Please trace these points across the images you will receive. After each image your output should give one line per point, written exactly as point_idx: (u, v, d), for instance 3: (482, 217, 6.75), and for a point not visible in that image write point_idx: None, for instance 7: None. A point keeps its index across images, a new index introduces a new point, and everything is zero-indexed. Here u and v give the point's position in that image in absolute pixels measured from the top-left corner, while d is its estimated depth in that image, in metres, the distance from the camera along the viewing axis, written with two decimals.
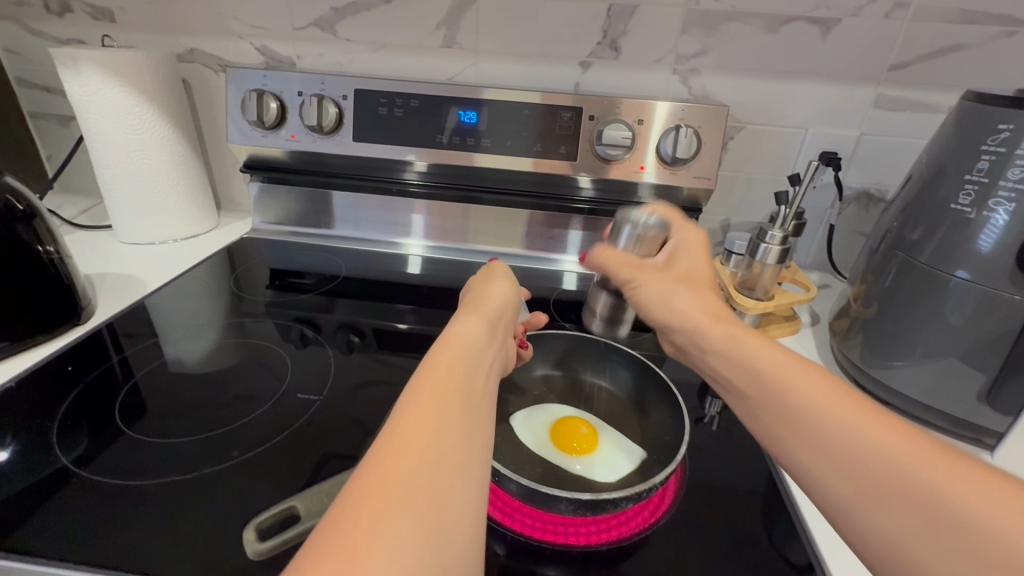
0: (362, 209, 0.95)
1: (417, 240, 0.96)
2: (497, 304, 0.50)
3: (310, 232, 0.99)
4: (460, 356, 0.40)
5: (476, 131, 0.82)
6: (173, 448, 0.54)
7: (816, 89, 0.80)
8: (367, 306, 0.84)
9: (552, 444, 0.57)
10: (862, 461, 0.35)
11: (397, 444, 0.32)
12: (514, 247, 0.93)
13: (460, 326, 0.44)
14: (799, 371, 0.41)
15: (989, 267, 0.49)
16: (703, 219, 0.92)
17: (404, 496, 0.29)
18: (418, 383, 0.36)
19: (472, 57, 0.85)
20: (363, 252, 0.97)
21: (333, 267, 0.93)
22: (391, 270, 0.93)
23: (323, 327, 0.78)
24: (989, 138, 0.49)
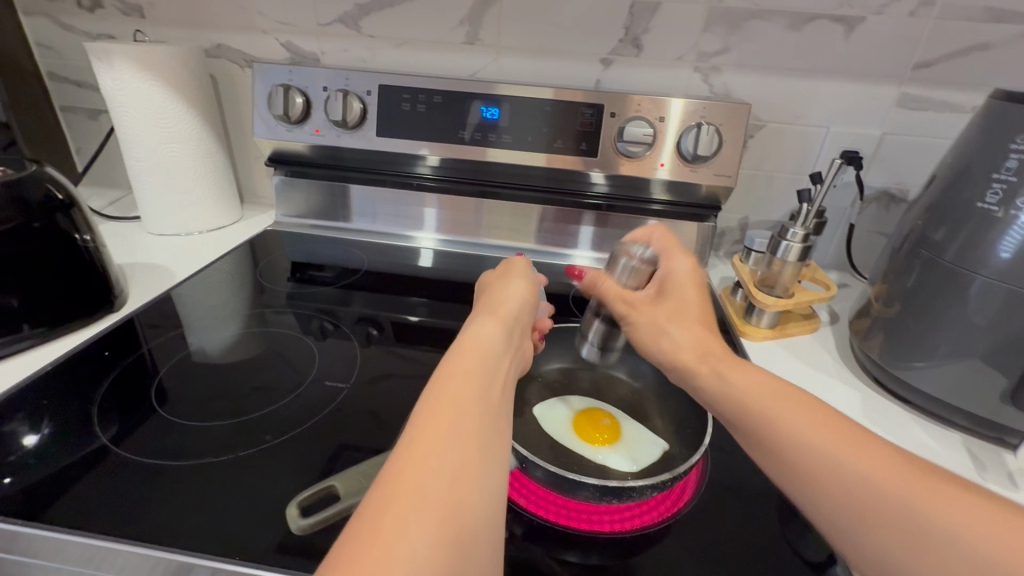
0: (382, 203, 0.96)
1: (431, 234, 0.98)
2: (514, 305, 0.50)
3: (328, 225, 1.00)
4: (475, 363, 0.41)
5: (497, 127, 0.83)
6: (205, 431, 0.56)
7: (839, 88, 0.80)
8: (387, 300, 0.85)
9: (576, 435, 0.58)
10: (850, 484, 0.37)
11: (417, 455, 0.33)
12: (530, 243, 0.94)
13: (475, 330, 0.45)
14: (787, 398, 0.43)
15: (1016, 267, 0.49)
16: (722, 217, 0.92)
17: (425, 505, 0.31)
18: (436, 392, 0.38)
19: (494, 53, 0.86)
20: (381, 246, 0.98)
21: (353, 260, 0.94)
22: (410, 264, 0.94)
23: (344, 320, 0.79)
24: (1019, 136, 0.49)
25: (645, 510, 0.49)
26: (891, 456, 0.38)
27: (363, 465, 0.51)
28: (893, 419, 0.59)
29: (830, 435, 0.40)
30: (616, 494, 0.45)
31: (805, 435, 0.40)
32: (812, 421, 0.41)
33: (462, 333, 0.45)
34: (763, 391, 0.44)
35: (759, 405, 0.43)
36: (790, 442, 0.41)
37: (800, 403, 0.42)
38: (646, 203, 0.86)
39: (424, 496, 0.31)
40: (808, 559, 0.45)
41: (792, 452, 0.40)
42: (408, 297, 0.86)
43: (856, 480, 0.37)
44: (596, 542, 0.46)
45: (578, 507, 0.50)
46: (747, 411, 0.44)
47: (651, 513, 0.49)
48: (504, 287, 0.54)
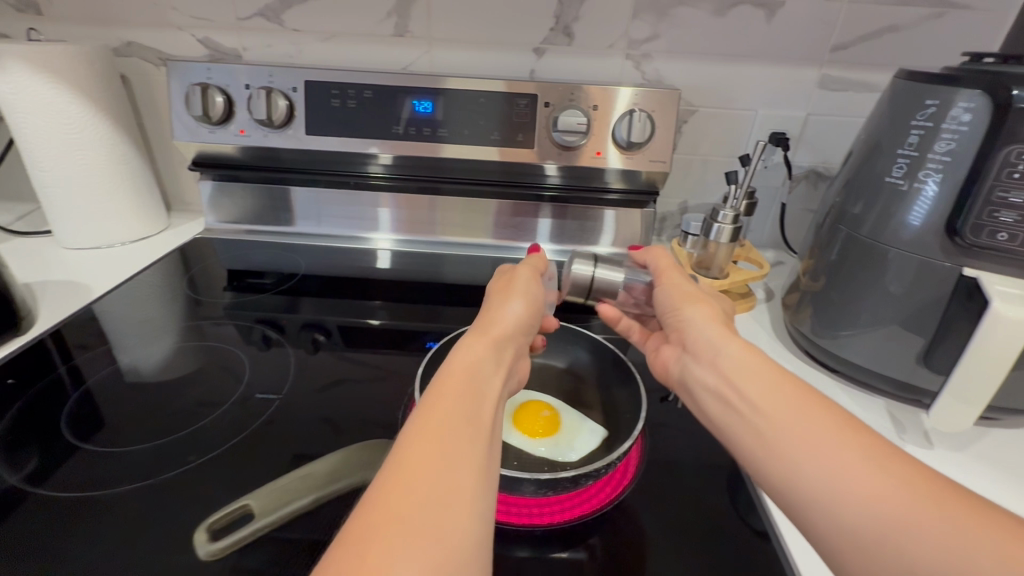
0: (325, 205, 0.92)
1: (386, 234, 0.95)
2: (506, 321, 0.48)
3: (268, 229, 0.96)
4: (462, 389, 0.39)
5: (433, 121, 0.80)
6: (128, 456, 0.52)
7: (763, 72, 0.82)
8: (332, 303, 0.82)
9: (516, 430, 0.57)
10: (844, 483, 0.33)
11: (398, 481, 0.32)
12: (478, 237, 0.93)
13: (463, 352, 0.43)
14: (789, 390, 0.40)
15: (922, 237, 0.51)
16: (662, 202, 0.94)
17: (407, 534, 0.29)
18: (422, 414, 0.36)
19: (426, 45, 0.83)
20: (325, 249, 0.95)
21: (292, 265, 0.91)
22: (354, 265, 0.91)
23: (287, 327, 0.76)
24: (919, 113, 0.51)
25: (584, 497, 0.50)
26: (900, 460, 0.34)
27: (287, 478, 0.49)
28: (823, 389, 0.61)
29: (830, 434, 0.36)
30: (552, 485, 0.45)
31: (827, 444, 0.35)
32: (811, 416, 0.37)
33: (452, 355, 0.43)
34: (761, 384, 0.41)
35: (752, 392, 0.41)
36: (784, 441, 0.37)
37: (804, 400, 0.39)
38: (593, 193, 0.86)
39: (407, 525, 0.30)
40: (752, 529, 0.47)
41: (788, 453, 0.37)
42: (354, 299, 0.83)
43: (850, 478, 0.33)
44: (536, 534, 0.46)
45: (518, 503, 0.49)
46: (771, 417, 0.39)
47: (590, 499, 0.50)
48: (496, 302, 0.51)
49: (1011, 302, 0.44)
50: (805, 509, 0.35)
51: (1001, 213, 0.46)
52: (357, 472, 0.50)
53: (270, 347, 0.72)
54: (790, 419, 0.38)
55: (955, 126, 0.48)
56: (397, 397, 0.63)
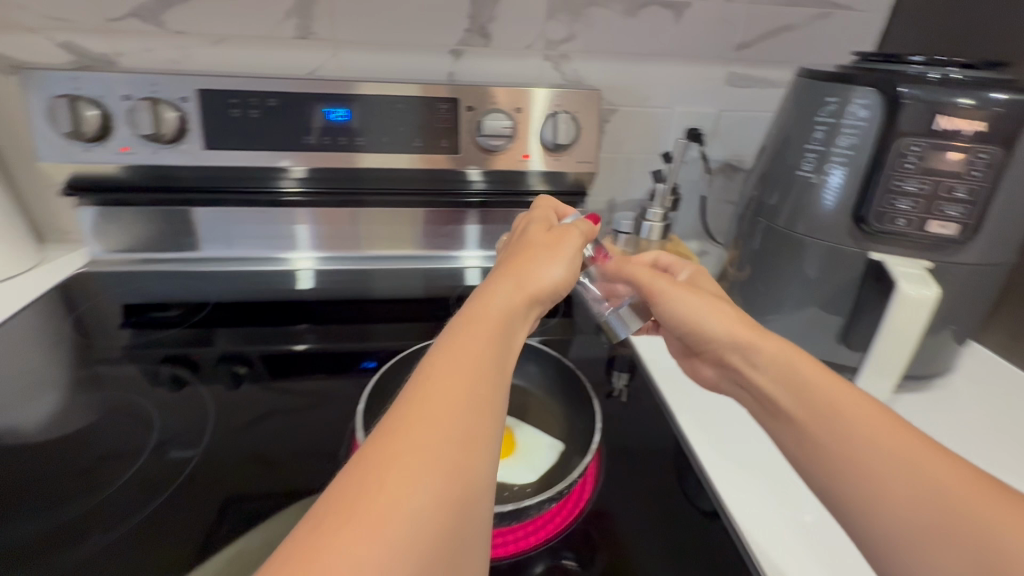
0: (233, 225, 0.83)
1: (305, 252, 0.87)
2: (545, 276, 0.41)
3: (166, 255, 0.85)
4: (491, 338, 0.35)
5: (349, 129, 0.74)
6: (11, 541, 0.44)
7: (676, 70, 0.85)
8: (249, 332, 0.75)
9: None
10: (903, 488, 0.34)
11: (418, 414, 0.30)
12: (406, 248, 0.89)
13: (495, 298, 0.38)
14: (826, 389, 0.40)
15: (833, 226, 0.54)
16: (590, 201, 0.94)
17: (424, 472, 0.28)
18: (449, 346, 0.34)
19: (334, 48, 0.78)
20: (237, 273, 0.86)
21: (202, 293, 0.82)
22: (273, 289, 0.84)
23: (201, 364, 0.68)
24: (821, 110, 0.54)
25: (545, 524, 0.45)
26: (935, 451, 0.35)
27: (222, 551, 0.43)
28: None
29: (905, 447, 0.35)
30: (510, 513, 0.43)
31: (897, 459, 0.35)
32: (878, 424, 0.37)
33: (483, 295, 0.39)
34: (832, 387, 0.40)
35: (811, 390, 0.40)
36: (837, 445, 0.38)
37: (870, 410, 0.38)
38: (523, 196, 0.85)
39: (425, 460, 0.28)
40: (702, 511, 0.48)
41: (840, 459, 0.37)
42: (274, 326, 0.76)
43: (898, 476, 0.35)
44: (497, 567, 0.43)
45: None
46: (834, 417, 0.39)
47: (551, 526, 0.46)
48: (540, 249, 0.44)
49: (914, 282, 0.48)
50: (851, 512, 0.36)
51: (898, 201, 0.50)
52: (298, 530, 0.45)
53: (179, 389, 0.63)
54: (858, 424, 0.37)
55: (853, 122, 0.51)
56: (341, 426, 0.58)
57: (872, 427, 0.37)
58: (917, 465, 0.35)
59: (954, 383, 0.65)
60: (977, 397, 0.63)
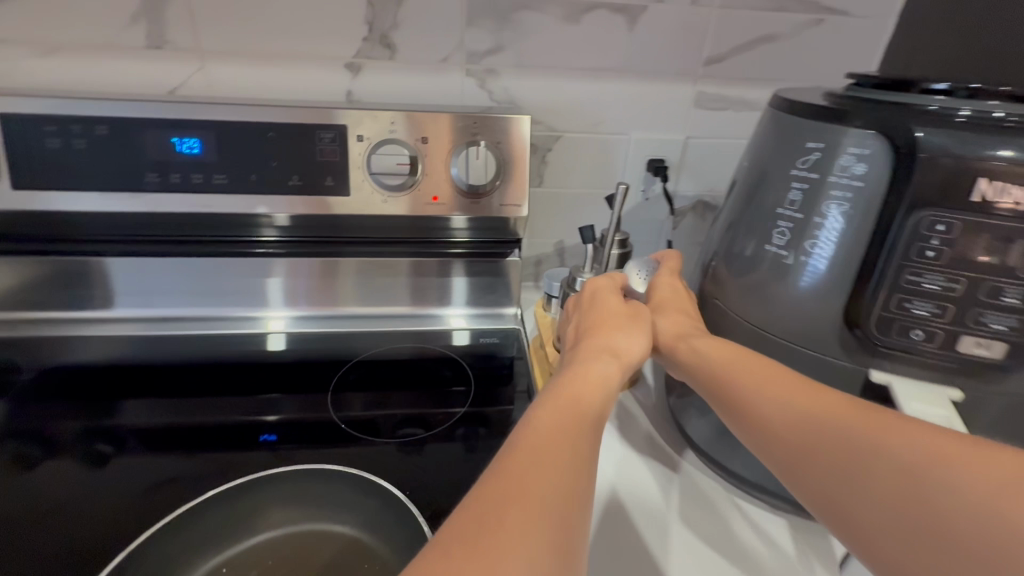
0: (153, 271, 0.64)
1: (281, 310, 0.68)
2: (622, 338, 0.42)
3: (57, 316, 0.65)
4: (591, 390, 0.36)
5: (203, 164, 0.58)
6: None
7: (632, 89, 0.69)
8: (173, 399, 0.55)
9: None
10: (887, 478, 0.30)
11: (537, 441, 0.31)
12: (389, 298, 0.69)
13: (595, 361, 0.38)
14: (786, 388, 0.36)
15: (815, 327, 0.37)
16: (534, 244, 0.78)
17: (538, 505, 0.28)
18: (557, 394, 0.35)
19: (197, 60, 0.62)
20: (167, 336, 0.65)
21: (111, 358, 0.61)
22: (203, 350, 0.63)
23: (59, 450, 0.49)
24: (799, 159, 0.37)
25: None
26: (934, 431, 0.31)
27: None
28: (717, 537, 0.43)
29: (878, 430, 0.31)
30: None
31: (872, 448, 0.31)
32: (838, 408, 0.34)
33: (579, 359, 0.40)
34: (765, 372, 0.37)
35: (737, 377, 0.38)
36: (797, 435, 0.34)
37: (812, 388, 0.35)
38: (516, 245, 0.68)
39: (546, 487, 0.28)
40: None
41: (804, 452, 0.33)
42: (205, 395, 0.56)
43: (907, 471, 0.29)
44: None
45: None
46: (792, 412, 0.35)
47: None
48: (608, 307, 0.46)
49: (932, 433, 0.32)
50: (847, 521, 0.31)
51: (914, 305, 0.34)
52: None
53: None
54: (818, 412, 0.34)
55: (845, 180, 0.35)
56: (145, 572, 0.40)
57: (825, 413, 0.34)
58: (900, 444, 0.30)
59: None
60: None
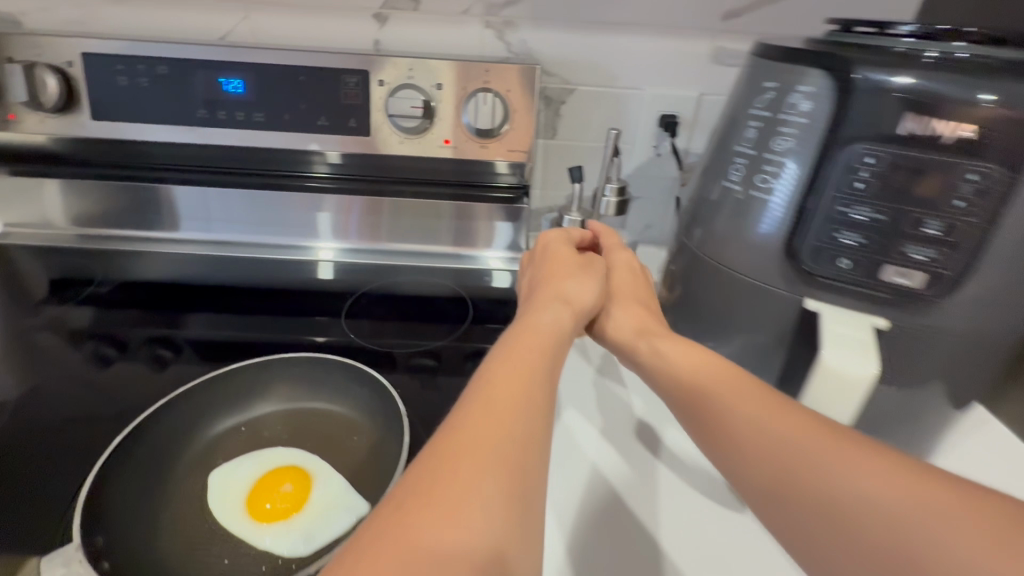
0: (214, 201, 0.72)
1: (329, 242, 0.75)
2: (572, 286, 0.45)
3: (133, 234, 0.75)
4: (541, 333, 0.38)
5: (246, 104, 0.66)
6: None
7: (646, 43, 0.70)
8: (231, 318, 0.63)
9: (243, 511, 0.41)
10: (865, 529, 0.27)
11: (477, 415, 0.31)
12: (430, 239, 0.75)
13: (543, 309, 0.41)
14: (746, 392, 0.35)
15: (761, 258, 0.40)
16: (547, 196, 0.81)
17: (488, 468, 0.28)
18: (504, 349, 0.36)
19: (244, 10, 0.69)
20: (224, 257, 0.74)
21: (169, 274, 0.71)
22: (250, 275, 0.72)
23: (131, 346, 0.58)
24: (758, 99, 0.40)
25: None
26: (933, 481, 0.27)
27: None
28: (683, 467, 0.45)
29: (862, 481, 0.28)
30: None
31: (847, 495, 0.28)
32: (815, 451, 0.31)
33: (532, 310, 0.42)
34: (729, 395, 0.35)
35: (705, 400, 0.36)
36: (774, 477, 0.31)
37: (786, 421, 0.32)
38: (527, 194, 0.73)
39: (486, 455, 0.29)
40: None
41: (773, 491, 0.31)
42: (256, 315, 0.64)
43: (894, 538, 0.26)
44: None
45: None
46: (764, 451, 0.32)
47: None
48: (561, 255, 0.49)
49: (843, 349, 0.35)
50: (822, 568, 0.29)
51: (843, 234, 0.36)
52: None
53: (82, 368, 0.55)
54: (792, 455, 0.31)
55: (793, 117, 0.37)
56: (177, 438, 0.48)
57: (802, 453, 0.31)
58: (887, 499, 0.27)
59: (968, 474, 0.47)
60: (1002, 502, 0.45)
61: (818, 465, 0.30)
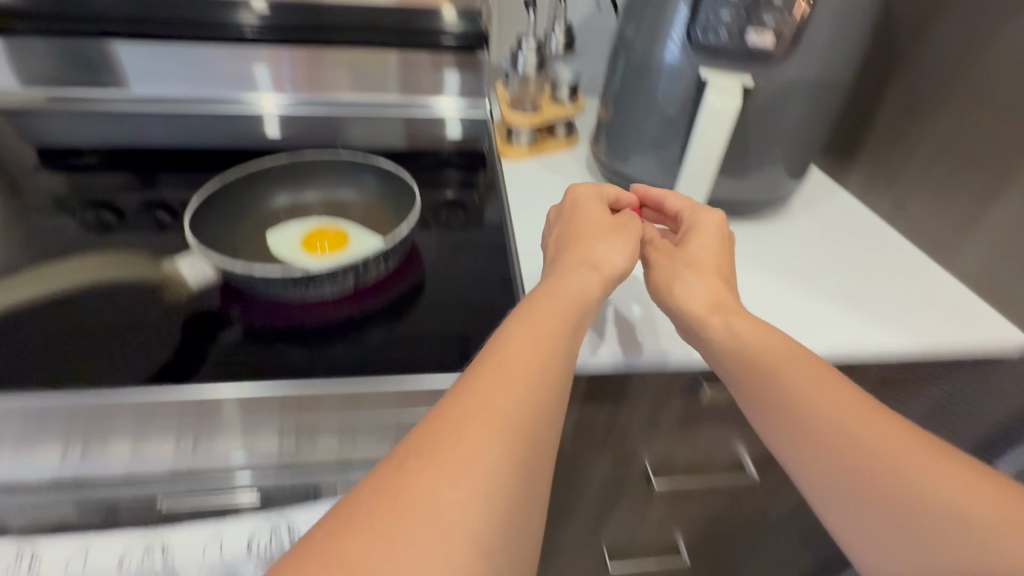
0: (165, 61, 0.79)
1: (272, 94, 0.84)
2: (604, 250, 0.46)
3: (89, 92, 0.81)
4: (563, 303, 0.41)
5: None
6: None
7: None
8: (197, 178, 0.72)
9: (301, 249, 0.53)
10: (881, 462, 0.38)
11: (486, 376, 0.35)
12: (380, 89, 0.84)
13: (572, 274, 0.43)
14: (816, 372, 0.41)
15: (672, 43, 0.54)
16: (500, 50, 0.91)
17: (490, 449, 0.32)
18: (521, 320, 0.40)
19: None
20: (177, 112, 0.82)
21: (150, 137, 0.78)
22: (241, 133, 0.80)
23: (127, 211, 0.65)
24: None
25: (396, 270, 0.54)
26: (942, 450, 0.38)
27: (73, 264, 0.52)
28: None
29: (889, 433, 0.38)
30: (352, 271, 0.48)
31: (877, 447, 0.38)
32: (846, 403, 0.40)
33: (560, 272, 0.44)
34: (794, 360, 0.42)
35: (770, 363, 0.42)
36: (813, 419, 0.40)
37: (822, 372, 0.41)
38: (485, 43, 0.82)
39: (491, 424, 0.33)
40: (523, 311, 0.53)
41: (804, 415, 0.40)
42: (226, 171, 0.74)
43: (902, 471, 0.37)
44: (307, 334, 0.50)
45: (288, 302, 0.52)
46: (805, 403, 0.40)
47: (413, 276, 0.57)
48: (589, 215, 0.49)
49: (725, 95, 0.51)
50: (824, 497, 0.40)
51: (722, 10, 0.50)
52: (107, 267, 0.53)
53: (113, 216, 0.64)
54: (840, 413, 0.39)
55: None
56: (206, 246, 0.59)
57: (846, 417, 0.39)
58: (910, 453, 0.38)
59: (813, 211, 0.67)
60: (831, 221, 0.65)
61: (874, 436, 0.38)
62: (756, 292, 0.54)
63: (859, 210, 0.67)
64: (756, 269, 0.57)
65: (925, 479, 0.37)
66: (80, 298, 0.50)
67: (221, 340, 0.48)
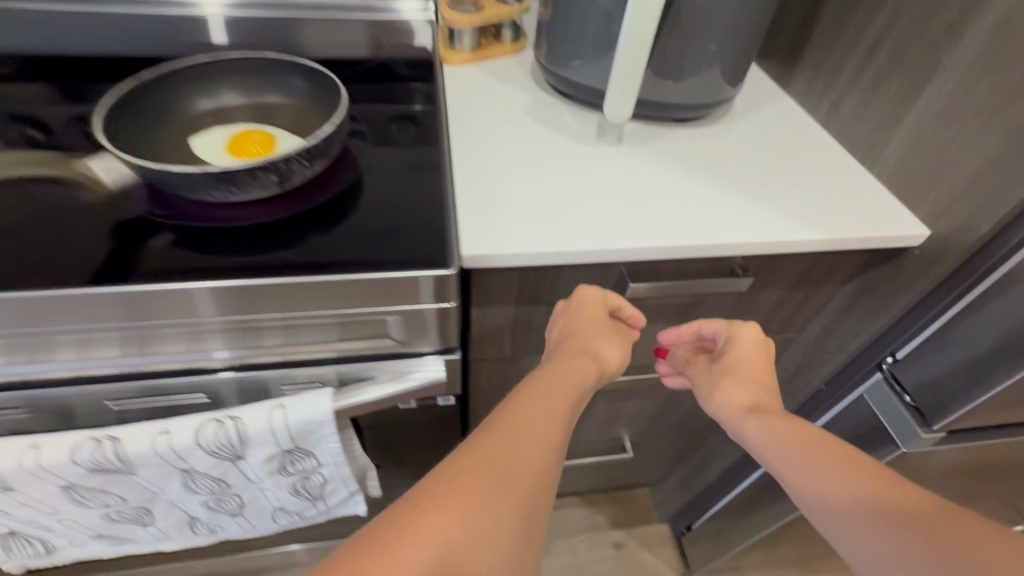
0: None
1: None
2: (603, 346, 0.50)
3: None
4: (570, 391, 0.44)
5: None
6: None
7: None
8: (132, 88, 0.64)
9: (226, 152, 0.52)
10: (885, 544, 0.36)
11: (486, 448, 0.36)
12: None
13: (572, 362, 0.47)
14: (819, 444, 0.43)
15: None
16: None
17: (468, 514, 0.32)
18: (525, 398, 0.41)
19: None
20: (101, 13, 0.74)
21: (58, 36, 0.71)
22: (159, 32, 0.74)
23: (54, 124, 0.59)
24: None
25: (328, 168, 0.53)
26: (955, 524, 0.35)
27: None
28: (557, 129, 0.63)
29: (891, 504, 0.37)
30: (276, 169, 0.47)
31: (880, 525, 0.36)
32: (862, 485, 0.39)
33: (561, 362, 0.47)
34: (790, 433, 0.45)
35: (768, 437, 0.45)
36: (810, 493, 0.41)
37: (843, 453, 0.41)
38: None
39: (474, 494, 0.33)
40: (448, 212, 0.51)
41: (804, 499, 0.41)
42: None
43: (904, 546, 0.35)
44: (239, 235, 0.49)
45: (223, 206, 0.52)
46: (799, 469, 0.42)
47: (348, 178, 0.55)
48: (595, 311, 0.52)
49: None
50: None
51: None
52: (33, 167, 0.53)
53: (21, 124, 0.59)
54: (832, 480, 0.40)
55: None
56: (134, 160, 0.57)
57: (839, 487, 0.39)
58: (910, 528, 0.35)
59: (751, 116, 0.67)
60: (770, 128, 0.65)
61: (876, 512, 0.37)
62: (682, 193, 0.56)
63: (796, 116, 0.67)
64: (685, 171, 0.59)
65: (931, 554, 0.34)
66: (3, 188, 0.51)
67: (152, 246, 0.48)
